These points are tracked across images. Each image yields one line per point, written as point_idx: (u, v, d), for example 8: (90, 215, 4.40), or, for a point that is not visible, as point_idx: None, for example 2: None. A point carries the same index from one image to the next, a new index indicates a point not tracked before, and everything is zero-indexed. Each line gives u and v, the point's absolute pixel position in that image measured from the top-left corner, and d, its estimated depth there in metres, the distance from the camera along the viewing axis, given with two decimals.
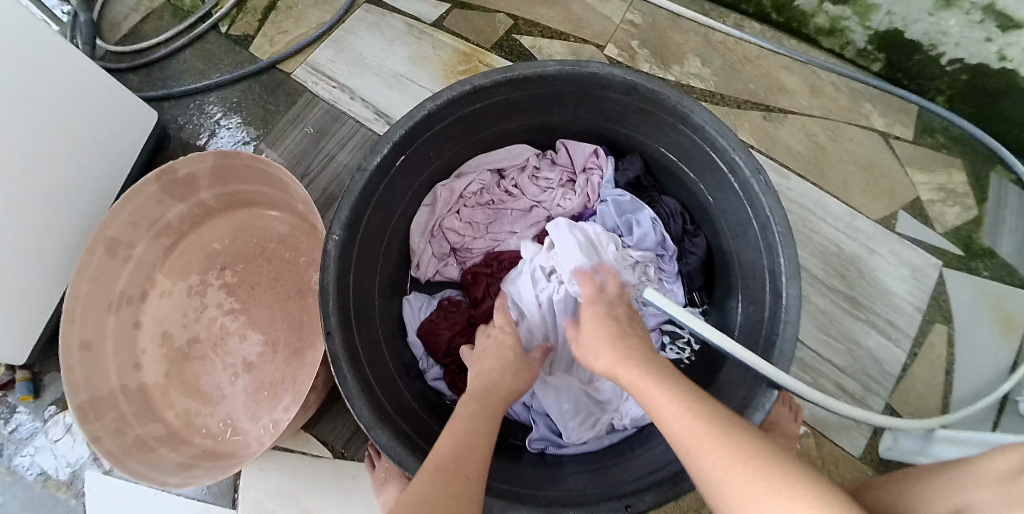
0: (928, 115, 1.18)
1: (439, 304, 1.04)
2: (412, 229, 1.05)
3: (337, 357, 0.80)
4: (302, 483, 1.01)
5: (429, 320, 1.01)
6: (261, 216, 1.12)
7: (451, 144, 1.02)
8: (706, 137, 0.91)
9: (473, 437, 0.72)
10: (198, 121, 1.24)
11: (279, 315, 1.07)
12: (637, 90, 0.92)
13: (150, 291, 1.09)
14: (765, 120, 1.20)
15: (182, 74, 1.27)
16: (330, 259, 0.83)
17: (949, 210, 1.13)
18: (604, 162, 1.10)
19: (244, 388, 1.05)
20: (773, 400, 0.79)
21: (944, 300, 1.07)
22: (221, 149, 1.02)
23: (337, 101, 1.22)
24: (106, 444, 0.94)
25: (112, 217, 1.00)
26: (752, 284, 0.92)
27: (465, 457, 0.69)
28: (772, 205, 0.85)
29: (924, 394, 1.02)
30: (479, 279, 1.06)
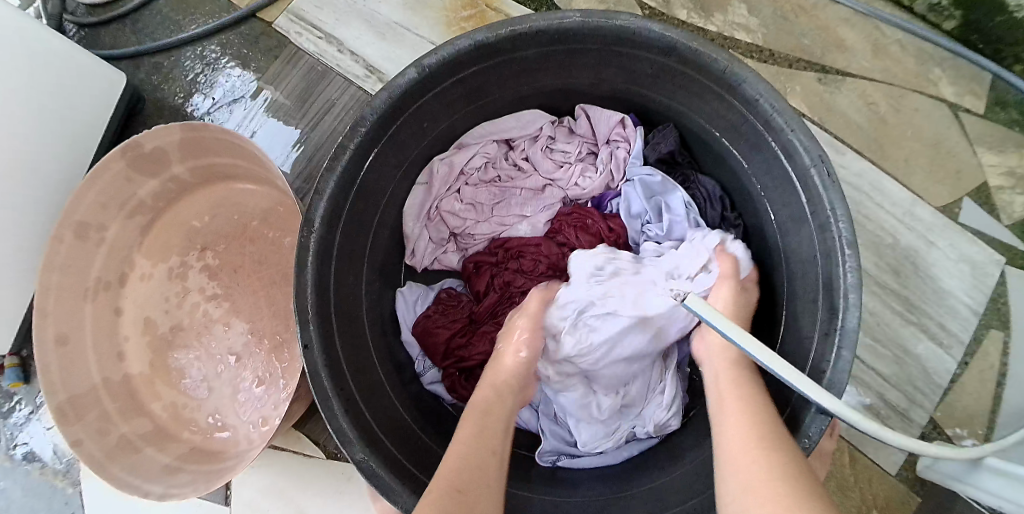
0: (1003, 85, 1.01)
1: (437, 298, 0.92)
2: (405, 213, 0.89)
3: (317, 374, 0.69)
4: (295, 484, 0.95)
5: (426, 317, 0.89)
6: (236, 190, 1.01)
7: (447, 113, 0.84)
8: (763, 115, 0.73)
9: (490, 416, 0.66)
10: (173, 78, 1.10)
11: (263, 303, 0.96)
12: (678, 51, 0.73)
13: (130, 274, 1.00)
14: (819, 83, 1.04)
15: (155, 25, 1.12)
16: (308, 262, 0.70)
17: (1019, 198, 0.99)
18: (632, 134, 0.91)
19: (231, 382, 0.97)
20: (822, 429, 0.66)
21: (1003, 303, 0.97)
22: (187, 122, 0.88)
23: (323, 54, 1.07)
24: (87, 447, 0.87)
25: (79, 200, 0.88)
26: (800, 291, 0.78)
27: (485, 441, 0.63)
28: (837, 208, 0.69)
29: (971, 407, 0.94)
30: (482, 271, 0.92)
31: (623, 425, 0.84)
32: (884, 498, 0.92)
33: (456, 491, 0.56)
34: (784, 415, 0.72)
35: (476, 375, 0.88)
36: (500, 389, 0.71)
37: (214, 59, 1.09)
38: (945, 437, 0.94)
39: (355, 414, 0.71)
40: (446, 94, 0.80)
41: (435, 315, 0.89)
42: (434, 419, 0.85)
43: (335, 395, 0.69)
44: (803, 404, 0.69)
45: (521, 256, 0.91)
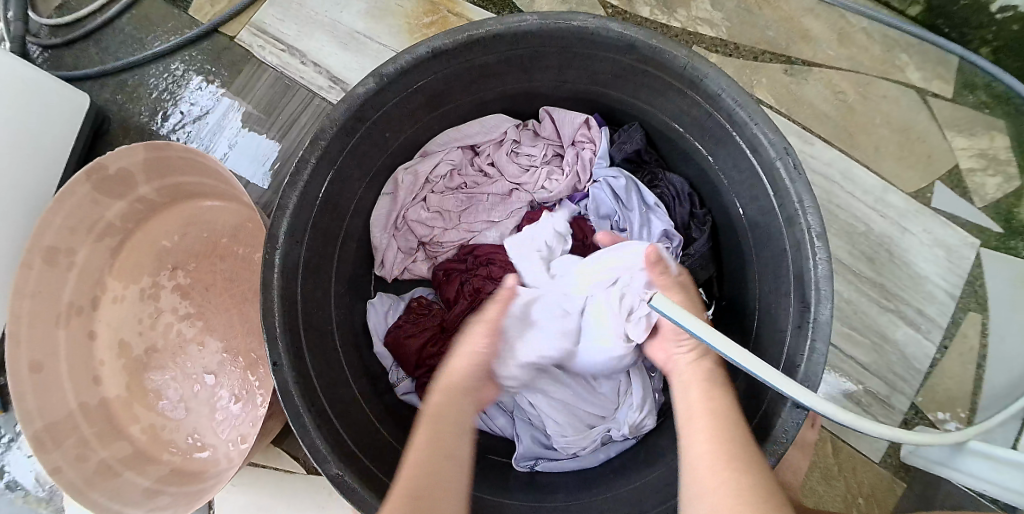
0: (969, 68, 1.01)
1: (408, 307, 0.91)
2: (372, 223, 0.89)
3: (286, 390, 0.68)
4: (277, 501, 0.94)
5: (396, 328, 0.88)
6: (205, 208, 1.00)
7: (411, 120, 0.83)
8: (726, 110, 0.73)
9: (442, 424, 0.62)
10: (139, 97, 1.08)
11: (237, 320, 0.95)
12: (637, 49, 0.73)
13: (102, 297, 0.99)
14: (786, 73, 1.04)
15: (118, 44, 1.11)
16: (272, 277, 0.70)
17: (990, 181, 0.99)
18: (597, 134, 0.91)
19: (208, 401, 0.96)
20: (800, 424, 0.66)
21: (980, 285, 0.97)
22: (150, 141, 0.88)
23: (287, 67, 1.06)
24: (67, 476, 0.86)
25: (45, 226, 0.87)
26: (771, 284, 0.78)
27: (442, 452, 0.60)
28: (804, 199, 0.69)
29: (952, 391, 0.94)
30: (451, 278, 0.91)
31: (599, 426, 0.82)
32: (869, 486, 0.92)
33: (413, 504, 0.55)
34: (759, 412, 0.72)
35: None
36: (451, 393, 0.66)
37: (179, 76, 1.08)
38: (927, 422, 0.94)
39: (327, 430, 0.70)
40: (407, 102, 0.79)
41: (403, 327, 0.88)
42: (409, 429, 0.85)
43: (306, 412, 0.69)
44: (778, 397, 0.69)
45: (490, 262, 0.90)
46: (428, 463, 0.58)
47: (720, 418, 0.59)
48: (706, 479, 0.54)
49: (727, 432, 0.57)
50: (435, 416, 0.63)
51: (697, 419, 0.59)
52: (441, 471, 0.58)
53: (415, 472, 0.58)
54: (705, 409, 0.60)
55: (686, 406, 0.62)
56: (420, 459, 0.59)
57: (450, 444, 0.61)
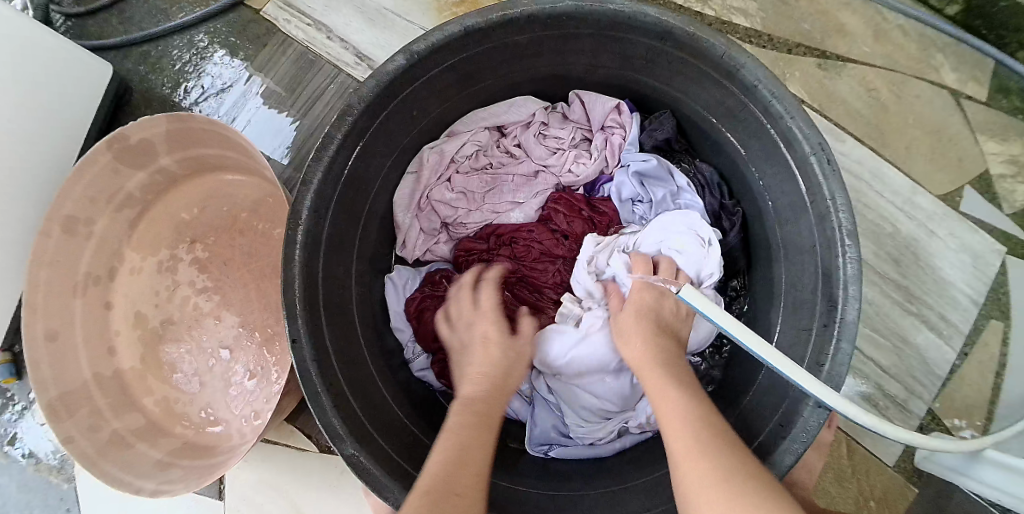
0: (1005, 71, 1.00)
1: (429, 279, 0.91)
2: (396, 203, 0.88)
3: (306, 368, 0.68)
4: (288, 479, 0.94)
5: (416, 299, 0.88)
6: (224, 181, 1.00)
7: (439, 100, 0.82)
8: (762, 102, 0.72)
9: (485, 422, 0.66)
10: (162, 68, 1.07)
11: (254, 296, 0.95)
12: (673, 36, 0.72)
13: (119, 268, 0.98)
14: (819, 68, 1.02)
15: (143, 14, 1.10)
16: (295, 254, 0.69)
17: (1020, 187, 0.97)
18: (627, 119, 0.90)
19: (223, 376, 0.96)
20: (822, 424, 0.65)
21: (1004, 293, 0.95)
22: (173, 112, 0.87)
23: (312, 42, 1.05)
24: (80, 444, 0.86)
25: (65, 194, 0.87)
26: (798, 281, 0.77)
27: (481, 438, 0.63)
28: (837, 197, 0.68)
29: (971, 398, 0.93)
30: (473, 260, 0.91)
31: (616, 417, 0.83)
32: (883, 489, 0.91)
33: (455, 495, 0.55)
34: (779, 409, 0.71)
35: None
36: (477, 390, 0.70)
37: (202, 48, 1.07)
38: (943, 429, 0.93)
39: (344, 408, 0.70)
40: (436, 81, 0.78)
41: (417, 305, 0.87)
42: (424, 408, 0.85)
43: (324, 390, 0.68)
44: (799, 396, 0.68)
45: (513, 243, 0.90)
46: (462, 446, 0.61)
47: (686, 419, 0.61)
48: (689, 468, 0.56)
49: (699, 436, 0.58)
50: (470, 409, 0.67)
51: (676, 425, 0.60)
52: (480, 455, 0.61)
53: (445, 452, 0.61)
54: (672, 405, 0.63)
55: (661, 404, 0.64)
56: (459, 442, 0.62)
57: (487, 431, 0.65)
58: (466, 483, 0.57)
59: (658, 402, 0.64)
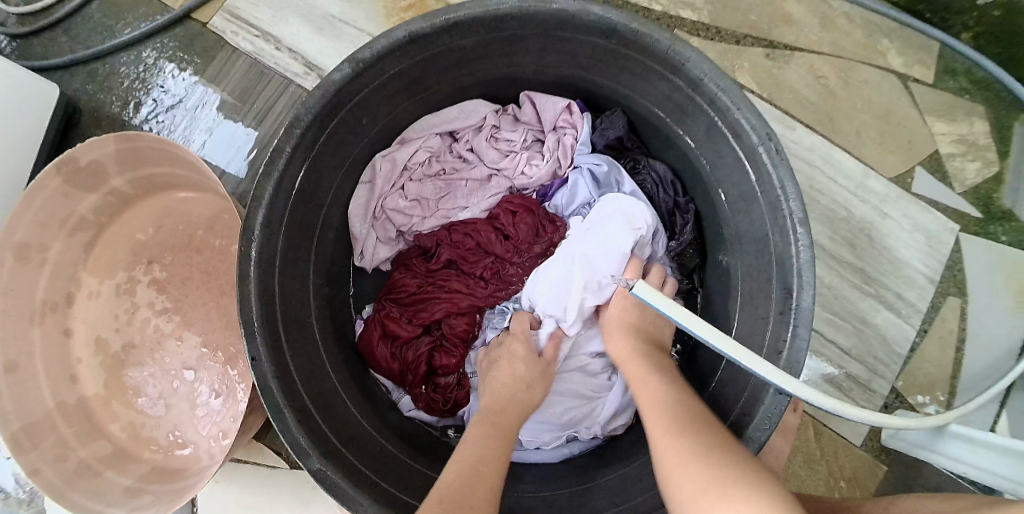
0: (951, 53, 1.02)
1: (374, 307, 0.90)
2: (351, 214, 0.87)
3: (267, 386, 0.67)
4: (260, 497, 0.93)
5: (368, 330, 0.87)
6: (179, 200, 0.99)
7: (390, 106, 0.82)
8: (707, 94, 0.72)
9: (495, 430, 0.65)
10: (111, 87, 1.06)
11: (216, 315, 0.94)
12: (618, 33, 0.72)
13: (77, 294, 0.96)
14: (768, 58, 1.04)
15: (88, 32, 1.07)
16: (249, 271, 0.68)
17: (969, 166, 1.00)
18: (578, 120, 0.90)
19: (190, 395, 0.95)
20: (782, 409, 0.66)
21: (959, 269, 0.98)
22: (120, 133, 0.85)
23: (261, 53, 1.04)
24: (45, 475, 0.84)
25: (16, 222, 0.85)
26: (753, 270, 0.78)
27: (493, 453, 0.61)
28: (787, 186, 0.69)
29: (932, 374, 0.95)
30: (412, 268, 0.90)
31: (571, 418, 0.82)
32: (852, 468, 0.92)
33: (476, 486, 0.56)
34: (742, 401, 0.72)
35: (439, 385, 0.86)
36: (512, 401, 0.71)
37: (151, 64, 1.05)
38: (907, 405, 0.95)
39: (308, 423, 0.69)
40: (384, 89, 0.77)
41: (377, 333, 0.86)
42: (386, 416, 0.84)
43: (286, 407, 0.68)
44: (761, 384, 0.69)
45: (461, 245, 0.89)
46: (468, 459, 0.59)
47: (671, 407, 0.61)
48: (670, 459, 0.55)
49: (686, 429, 0.57)
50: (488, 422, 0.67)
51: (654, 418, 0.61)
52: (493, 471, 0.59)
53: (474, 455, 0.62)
54: (651, 397, 0.64)
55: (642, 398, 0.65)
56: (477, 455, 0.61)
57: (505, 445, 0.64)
58: (476, 493, 0.55)
59: (637, 389, 0.67)
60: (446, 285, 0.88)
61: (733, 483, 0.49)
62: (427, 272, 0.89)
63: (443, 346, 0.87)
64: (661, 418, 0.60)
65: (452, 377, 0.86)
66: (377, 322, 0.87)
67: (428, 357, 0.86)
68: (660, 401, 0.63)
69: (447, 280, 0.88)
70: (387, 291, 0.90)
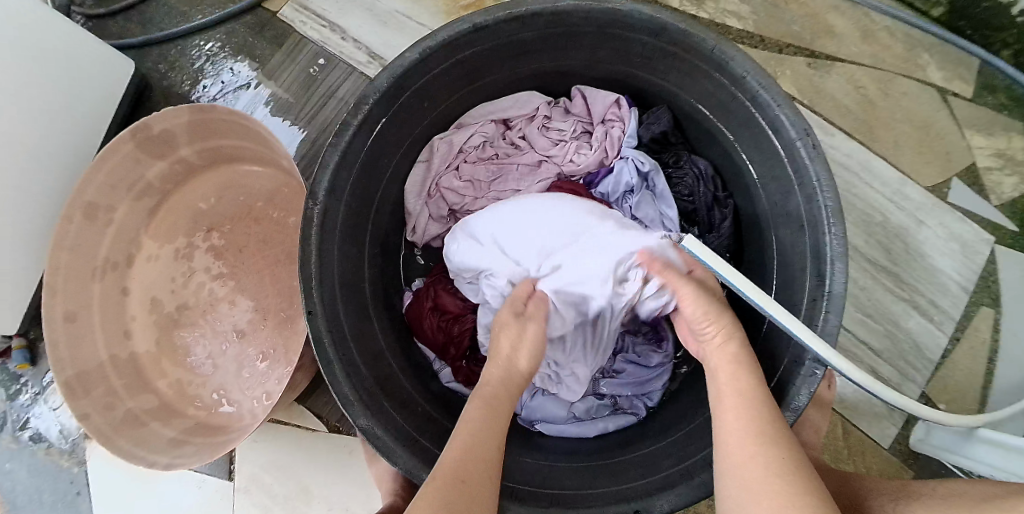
0: (991, 69, 1.04)
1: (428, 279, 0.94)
2: (407, 190, 0.93)
3: (320, 338, 0.71)
4: (299, 458, 0.98)
5: (417, 301, 0.91)
6: (242, 172, 1.04)
7: (449, 92, 0.87)
8: (749, 92, 0.76)
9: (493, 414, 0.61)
10: (183, 67, 1.13)
11: (269, 282, 0.99)
12: (667, 32, 0.76)
13: (137, 255, 1.02)
14: (809, 67, 1.07)
15: (165, 15, 1.15)
16: (313, 231, 0.73)
17: (1007, 180, 1.01)
18: (627, 113, 0.94)
19: (235, 358, 0.99)
20: (818, 381, 0.68)
21: (993, 281, 0.98)
22: (196, 103, 0.91)
23: (327, 41, 1.10)
24: (94, 421, 0.88)
25: (89, 181, 0.91)
26: (790, 259, 0.80)
27: (484, 455, 0.57)
28: (822, 180, 0.71)
29: (962, 382, 0.96)
30: None
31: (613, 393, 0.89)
32: (878, 471, 0.93)
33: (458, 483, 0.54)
34: (774, 380, 0.74)
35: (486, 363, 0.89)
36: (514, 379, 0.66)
37: (219, 48, 1.12)
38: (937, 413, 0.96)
39: (356, 378, 0.73)
40: (446, 75, 0.82)
41: (428, 304, 0.90)
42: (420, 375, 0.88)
43: (339, 362, 0.72)
44: (796, 359, 0.71)
45: None
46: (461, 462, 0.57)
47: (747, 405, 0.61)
48: (744, 463, 0.57)
49: (762, 427, 0.58)
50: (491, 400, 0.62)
51: (733, 416, 0.60)
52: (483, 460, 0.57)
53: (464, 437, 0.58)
54: (735, 389, 0.63)
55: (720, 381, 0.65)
56: (462, 451, 0.57)
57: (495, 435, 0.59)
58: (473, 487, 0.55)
59: (720, 374, 0.65)
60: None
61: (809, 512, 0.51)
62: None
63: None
64: (740, 418, 0.60)
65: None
66: (429, 295, 0.91)
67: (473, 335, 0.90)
68: (740, 391, 0.62)
69: None
70: (440, 269, 0.94)
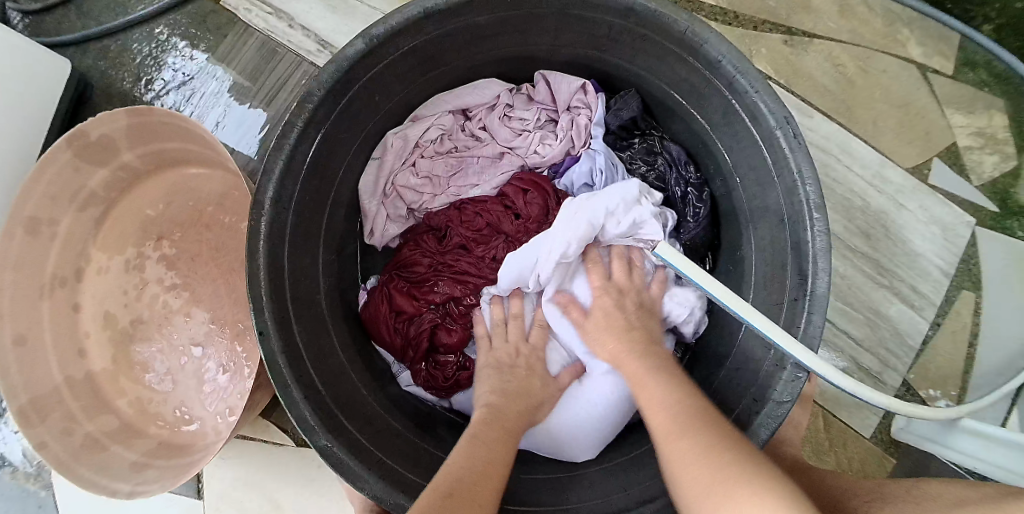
0: (971, 44, 1.00)
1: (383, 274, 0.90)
2: (361, 191, 0.87)
3: (274, 360, 0.67)
4: (268, 475, 0.94)
5: (370, 302, 0.87)
6: (191, 175, 0.98)
7: (404, 84, 0.81)
8: (726, 77, 0.71)
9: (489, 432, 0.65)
10: (124, 63, 1.05)
11: (225, 291, 0.94)
12: (635, 13, 0.71)
13: (87, 268, 0.96)
14: (786, 45, 1.02)
15: (102, 6, 1.07)
16: (259, 245, 0.68)
17: (987, 159, 0.98)
18: (593, 100, 0.89)
19: (195, 373, 0.94)
20: (801, 385, 0.65)
21: (974, 264, 0.97)
22: (134, 107, 0.85)
23: (274, 31, 1.03)
24: (52, 449, 0.84)
25: (27, 194, 0.85)
26: (771, 254, 0.76)
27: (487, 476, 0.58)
28: (803, 171, 0.68)
29: (942, 368, 0.95)
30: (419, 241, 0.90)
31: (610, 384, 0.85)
32: (860, 461, 0.92)
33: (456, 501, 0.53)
34: (756, 384, 0.71)
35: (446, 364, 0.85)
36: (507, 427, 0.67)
37: (162, 41, 1.05)
38: (918, 399, 0.95)
39: (316, 399, 0.69)
40: (400, 66, 0.77)
41: (384, 307, 0.86)
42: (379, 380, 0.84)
43: (294, 384, 0.68)
44: (778, 362, 0.68)
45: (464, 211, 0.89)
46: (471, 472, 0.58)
47: (673, 399, 0.60)
48: (674, 453, 0.54)
49: (683, 416, 0.57)
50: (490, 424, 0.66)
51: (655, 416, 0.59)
52: (485, 485, 0.57)
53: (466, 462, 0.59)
54: (660, 397, 0.61)
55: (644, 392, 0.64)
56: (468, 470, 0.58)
57: (489, 467, 0.59)
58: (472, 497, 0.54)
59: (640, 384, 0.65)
60: (455, 266, 0.87)
61: (749, 485, 0.47)
62: (438, 249, 0.88)
63: (445, 324, 0.86)
64: (668, 415, 0.58)
65: (453, 357, 0.86)
66: (385, 297, 0.86)
67: (432, 333, 0.86)
68: (664, 394, 0.61)
69: (458, 261, 0.87)
70: (396, 266, 0.90)
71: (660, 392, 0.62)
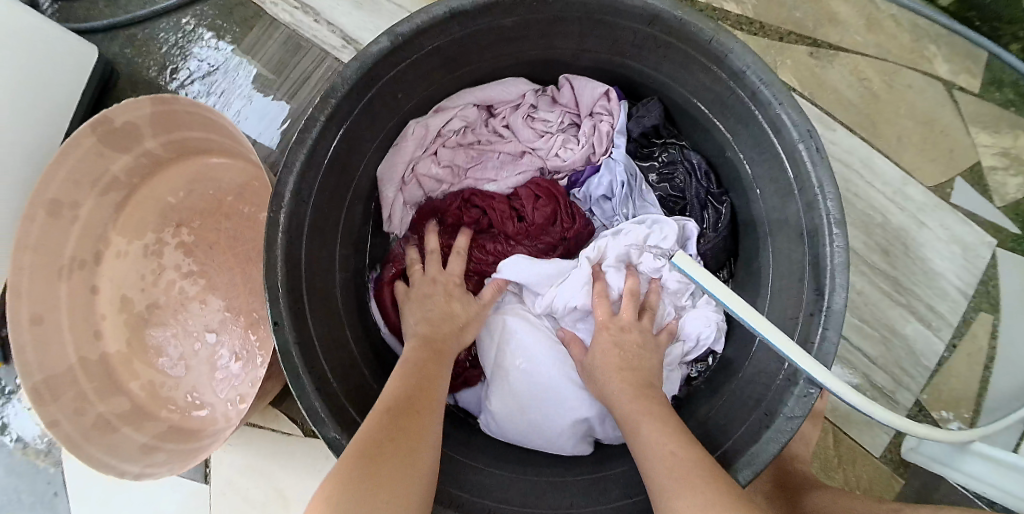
0: (999, 63, 0.99)
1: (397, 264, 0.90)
2: (381, 177, 0.87)
3: (287, 350, 0.67)
4: (274, 464, 0.95)
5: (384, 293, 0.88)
6: (211, 164, 0.99)
7: (426, 82, 0.82)
8: (750, 87, 0.71)
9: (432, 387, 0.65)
10: (150, 52, 1.07)
11: (240, 281, 0.95)
12: (661, 19, 0.71)
13: (106, 251, 0.97)
14: (810, 57, 1.02)
15: None
16: (277, 237, 0.69)
17: (1011, 181, 0.97)
18: (616, 107, 0.89)
19: (207, 360, 0.95)
20: (812, 402, 0.65)
21: (993, 286, 0.95)
22: (158, 95, 0.86)
23: (299, 24, 1.04)
24: (64, 428, 0.85)
25: (51, 176, 0.86)
26: (788, 268, 0.76)
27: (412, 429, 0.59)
28: (825, 186, 0.67)
29: (956, 390, 0.94)
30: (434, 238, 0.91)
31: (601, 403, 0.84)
32: (868, 480, 0.91)
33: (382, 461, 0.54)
34: (767, 398, 0.71)
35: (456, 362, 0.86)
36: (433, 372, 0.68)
37: (190, 30, 1.06)
38: (930, 421, 0.94)
39: (326, 392, 0.70)
40: (423, 64, 0.77)
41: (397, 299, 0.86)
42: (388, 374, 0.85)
43: (306, 375, 0.68)
44: (791, 376, 0.68)
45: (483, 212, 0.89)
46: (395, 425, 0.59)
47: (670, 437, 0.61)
48: (670, 489, 0.55)
49: (679, 455, 0.59)
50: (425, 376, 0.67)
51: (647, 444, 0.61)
52: (410, 438, 0.58)
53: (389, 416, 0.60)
54: (653, 428, 0.62)
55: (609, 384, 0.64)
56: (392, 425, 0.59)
57: (417, 420, 0.60)
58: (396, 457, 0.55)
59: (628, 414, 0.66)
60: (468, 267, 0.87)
61: None
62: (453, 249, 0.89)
63: None
64: (663, 449, 0.60)
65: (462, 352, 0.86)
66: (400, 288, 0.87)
67: None
68: (659, 431, 0.62)
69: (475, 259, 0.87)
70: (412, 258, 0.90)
71: (664, 422, 0.63)
